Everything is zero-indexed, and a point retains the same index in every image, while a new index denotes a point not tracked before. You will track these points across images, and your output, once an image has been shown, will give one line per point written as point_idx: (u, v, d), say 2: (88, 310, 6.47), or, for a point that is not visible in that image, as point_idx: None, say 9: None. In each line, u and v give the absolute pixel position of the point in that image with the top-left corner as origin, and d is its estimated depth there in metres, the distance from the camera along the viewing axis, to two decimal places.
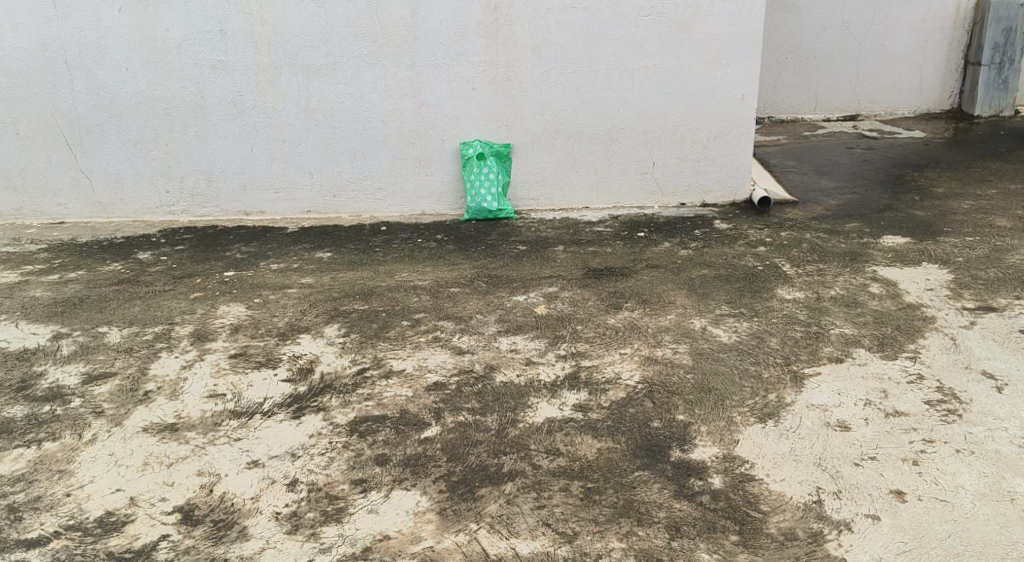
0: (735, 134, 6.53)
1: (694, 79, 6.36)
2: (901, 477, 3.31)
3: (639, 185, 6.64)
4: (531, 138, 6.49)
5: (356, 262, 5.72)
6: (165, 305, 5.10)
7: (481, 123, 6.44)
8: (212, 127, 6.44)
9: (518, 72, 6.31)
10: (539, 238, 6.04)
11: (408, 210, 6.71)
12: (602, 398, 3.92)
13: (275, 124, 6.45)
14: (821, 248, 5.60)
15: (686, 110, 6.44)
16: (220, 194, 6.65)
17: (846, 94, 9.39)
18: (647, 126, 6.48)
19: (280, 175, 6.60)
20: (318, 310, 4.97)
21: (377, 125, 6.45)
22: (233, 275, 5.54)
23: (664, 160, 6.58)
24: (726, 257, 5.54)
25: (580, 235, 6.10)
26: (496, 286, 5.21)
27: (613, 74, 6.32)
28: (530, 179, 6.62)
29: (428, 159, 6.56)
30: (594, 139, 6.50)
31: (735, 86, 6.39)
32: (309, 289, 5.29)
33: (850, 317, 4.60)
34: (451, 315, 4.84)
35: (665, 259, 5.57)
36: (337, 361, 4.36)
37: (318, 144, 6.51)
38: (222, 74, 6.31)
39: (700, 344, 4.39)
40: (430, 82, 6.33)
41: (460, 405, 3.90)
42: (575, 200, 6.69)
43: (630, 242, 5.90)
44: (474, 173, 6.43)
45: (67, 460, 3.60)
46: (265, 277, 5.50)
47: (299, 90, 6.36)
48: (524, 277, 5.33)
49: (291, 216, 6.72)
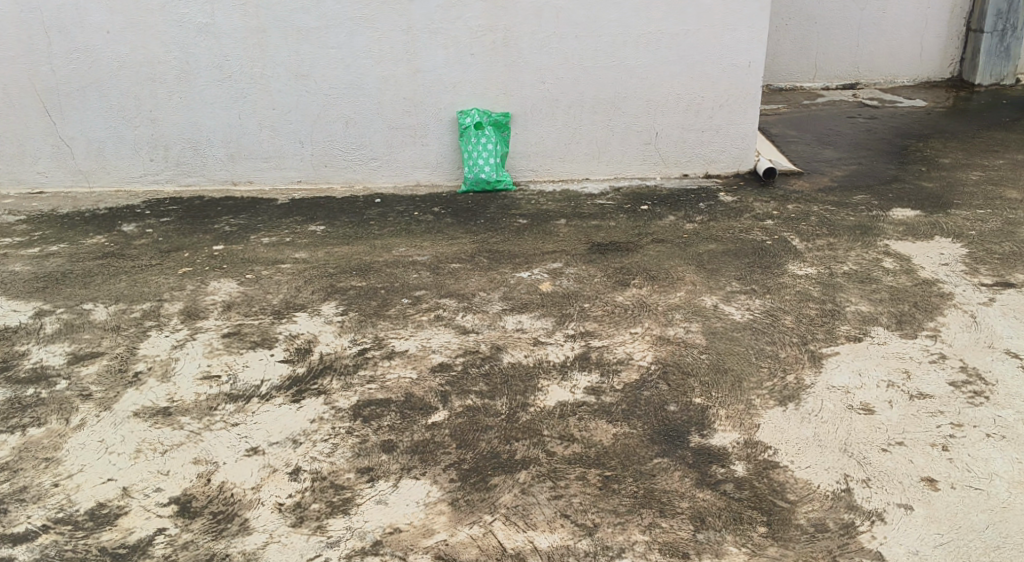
0: (741, 103, 6.34)
1: (699, 46, 6.15)
2: (931, 464, 3.20)
3: (641, 155, 6.45)
4: (530, 107, 6.28)
5: (352, 236, 5.52)
6: (153, 281, 4.88)
7: (478, 90, 6.21)
8: (198, 93, 6.18)
9: (517, 38, 6.07)
10: (539, 211, 5.87)
11: (402, 181, 6.49)
12: (615, 380, 3.78)
13: (263, 90, 6.19)
14: (831, 221, 5.44)
15: (691, 78, 6.24)
16: (206, 163, 6.39)
17: (847, 63, 9.16)
18: (650, 94, 6.27)
19: (269, 144, 6.35)
20: (314, 287, 4.78)
21: (370, 92, 6.21)
22: (223, 249, 5.32)
23: (667, 129, 6.38)
24: (734, 231, 5.39)
25: (582, 208, 5.92)
26: (499, 263, 5.03)
27: (616, 40, 6.10)
28: (528, 150, 6.40)
29: (423, 128, 6.33)
30: (595, 107, 6.29)
31: (741, 53, 6.18)
32: (303, 264, 5.09)
33: (865, 294, 4.47)
34: (453, 292, 4.69)
35: (671, 233, 5.40)
36: (336, 341, 4.19)
37: (309, 112, 6.26)
38: (207, 37, 6.03)
39: (712, 322, 4.25)
40: (426, 48, 6.09)
41: (468, 388, 3.76)
42: (574, 171, 6.50)
43: (634, 216, 5.73)
44: (472, 144, 6.20)
45: (54, 448, 3.41)
46: (256, 252, 5.29)
47: (288, 55, 6.10)
48: (526, 252, 5.17)
49: (281, 187, 6.49)
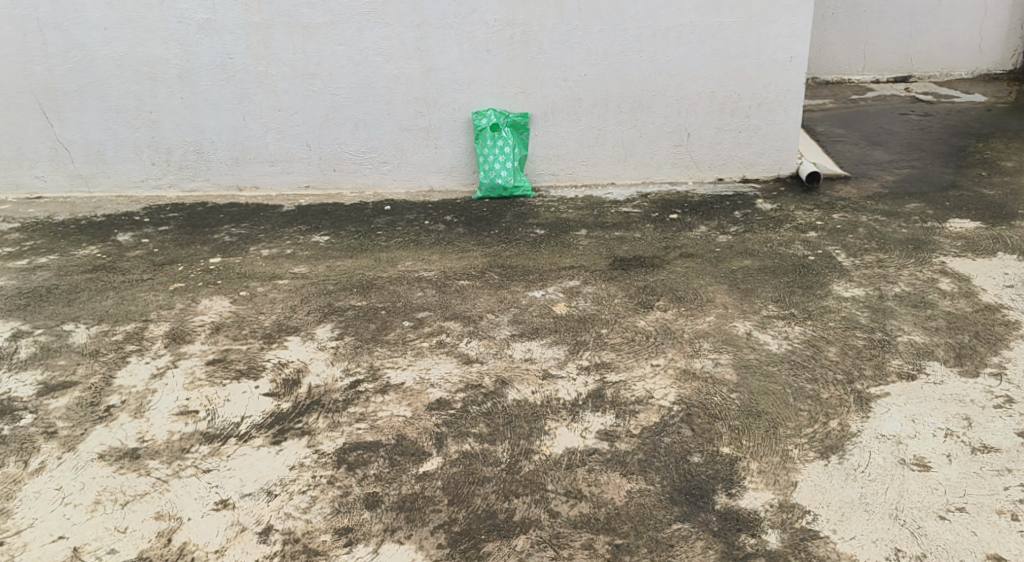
0: (781, 102, 5.84)
1: (736, 39, 5.65)
2: (998, 537, 2.74)
3: (670, 158, 5.98)
4: (551, 106, 5.84)
5: (356, 248, 5.18)
6: (141, 298, 4.55)
7: (496, 89, 5.79)
8: (200, 93, 5.85)
9: (537, 32, 5.63)
10: (558, 220, 5.48)
11: (415, 185, 6.11)
12: (632, 423, 3.35)
13: (268, 90, 5.84)
14: (880, 233, 4.94)
15: (727, 74, 5.75)
16: (210, 167, 6.07)
17: (898, 54, 8.54)
18: (681, 93, 5.80)
19: (275, 147, 6.01)
20: (311, 307, 4.43)
21: (381, 92, 5.83)
22: (219, 262, 4.99)
23: (700, 130, 5.90)
24: (771, 244, 4.91)
25: (606, 217, 5.49)
26: (510, 279, 4.70)
27: (644, 33, 5.63)
28: (549, 152, 5.97)
29: (437, 129, 5.94)
30: (621, 107, 5.84)
31: (782, 47, 5.68)
32: (301, 280, 4.76)
33: (918, 321, 3.97)
34: (459, 314, 4.33)
35: (701, 246, 4.97)
36: (327, 372, 3.82)
37: (316, 113, 5.90)
38: (209, 34, 5.69)
39: (744, 354, 3.80)
40: (439, 44, 5.68)
41: (467, 430, 3.36)
42: (598, 175, 6.05)
43: (661, 226, 5.31)
44: (488, 147, 5.82)
45: (7, 497, 3.10)
46: (254, 265, 4.96)
47: (294, 52, 5.74)
48: (541, 268, 4.81)
49: (288, 192, 6.15)
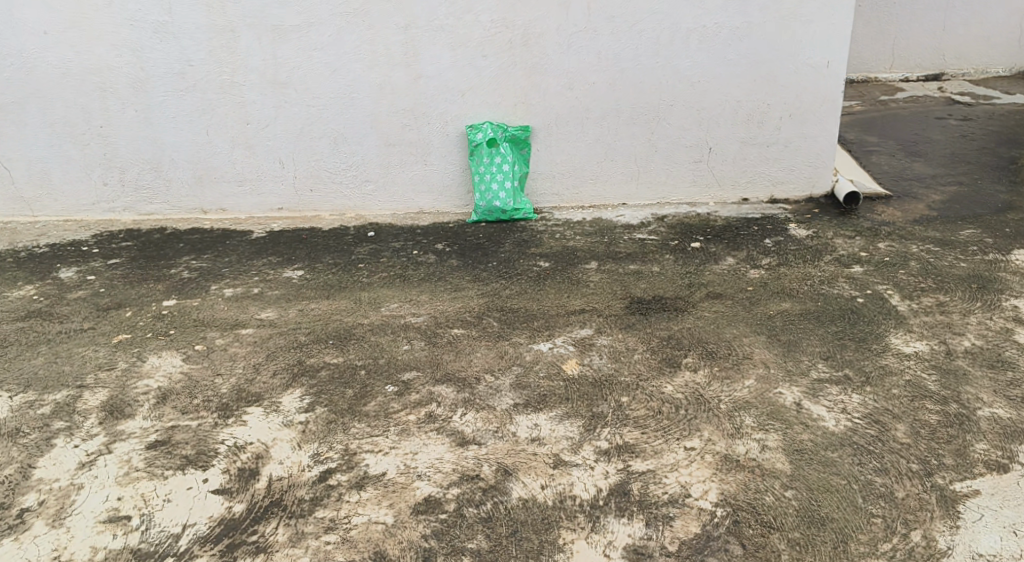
0: (816, 112, 5.16)
1: (766, 41, 4.98)
2: None
3: (690, 175, 5.32)
4: (556, 119, 5.17)
5: (334, 286, 4.52)
6: (78, 354, 3.88)
7: (492, 99, 5.11)
8: (157, 105, 5.16)
9: (540, 35, 4.95)
10: (564, 250, 4.84)
11: (402, 207, 5.44)
12: (666, 535, 2.76)
13: (235, 102, 5.15)
14: (936, 268, 4.29)
15: (755, 81, 5.08)
16: (170, 187, 5.38)
17: (929, 49, 7.86)
18: (703, 102, 5.13)
19: (244, 165, 5.33)
20: (277, 366, 3.76)
21: (362, 104, 5.15)
22: (173, 306, 4.31)
23: (723, 144, 5.24)
24: (811, 282, 4.30)
25: (618, 247, 4.86)
26: (510, 326, 4.05)
27: (662, 36, 4.96)
28: (553, 169, 5.31)
29: (426, 145, 5.26)
30: (635, 119, 5.17)
31: (818, 50, 5.01)
32: (268, 329, 4.09)
33: (999, 389, 3.34)
34: (452, 374, 3.67)
35: (731, 285, 4.34)
36: (293, 457, 3.15)
37: (290, 127, 5.22)
38: (165, 38, 4.99)
39: (796, 434, 3.15)
40: (428, 49, 4.99)
41: (462, 544, 2.76)
42: (608, 195, 5.39)
43: (682, 257, 4.68)
44: (483, 164, 5.18)
45: None
46: (214, 309, 4.29)
47: (263, 59, 5.04)
48: (547, 313, 4.16)
49: (259, 215, 5.47)
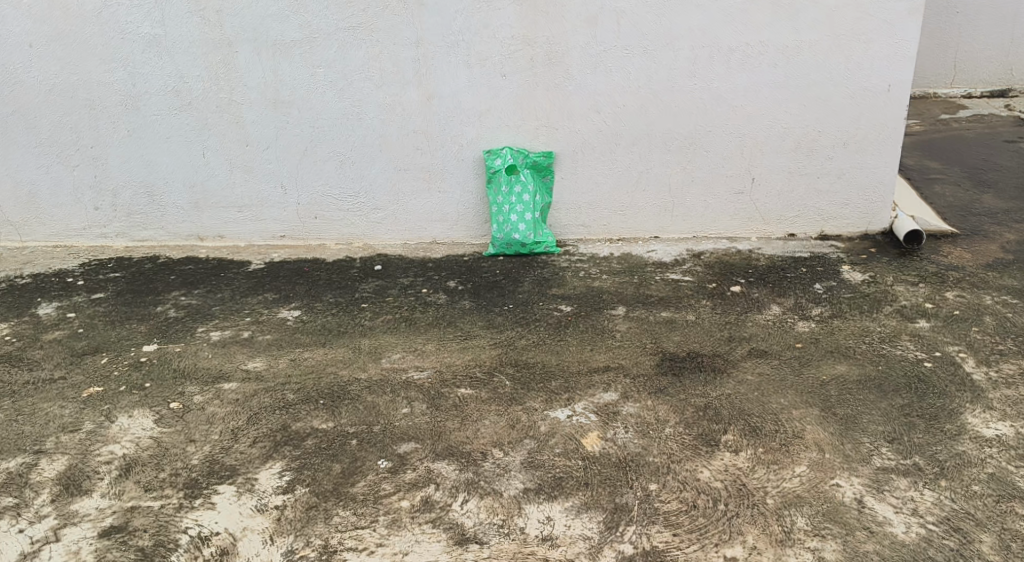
0: (875, 140, 4.61)
1: (818, 62, 4.46)
2: None
3: (730, 207, 4.80)
4: (582, 144, 4.69)
5: (333, 331, 4.09)
6: (42, 412, 3.48)
7: (513, 122, 4.65)
8: (150, 125, 4.76)
9: (565, 53, 4.49)
10: (589, 292, 4.36)
11: (413, 237, 4.99)
12: None
13: (232, 122, 4.74)
14: (1016, 327, 3.78)
15: (805, 106, 4.56)
16: (165, 212, 4.98)
17: (995, 62, 7.24)
18: (746, 128, 4.61)
19: (243, 189, 4.91)
20: (258, 432, 3.32)
21: (370, 125, 4.71)
22: (154, 352, 3.90)
23: (769, 173, 4.71)
24: (870, 340, 3.80)
25: (649, 289, 4.37)
26: (524, 387, 3.58)
27: (701, 55, 4.47)
28: (579, 199, 4.83)
29: (440, 170, 4.80)
30: (670, 145, 4.67)
31: (877, 72, 4.47)
32: (254, 383, 3.66)
33: None
34: (455, 447, 3.21)
35: (777, 340, 3.84)
36: (264, 555, 2.73)
37: (292, 149, 4.79)
38: (158, 53, 4.60)
39: (858, 544, 2.66)
40: (443, 67, 4.55)
41: None
42: (639, 227, 4.89)
43: (722, 303, 4.18)
44: (502, 194, 4.72)
45: None
46: (197, 357, 3.86)
47: (263, 76, 4.63)
48: (568, 370, 3.68)
49: (259, 243, 5.05)
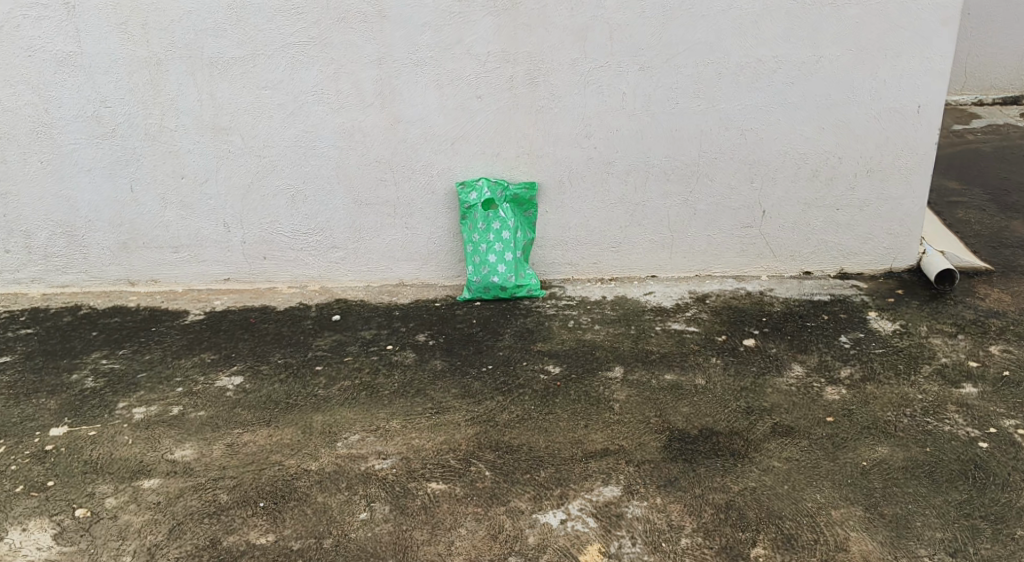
0: (901, 167, 4.06)
1: (838, 79, 3.90)
2: None
3: (738, 243, 4.23)
4: (569, 174, 4.10)
5: (280, 403, 3.46)
6: None
7: (490, 149, 4.05)
8: (67, 155, 4.10)
9: (549, 71, 3.90)
10: (580, 348, 3.77)
11: (377, 278, 4.37)
12: None
13: (164, 151, 4.09)
14: None
15: (824, 129, 3.99)
16: (88, 254, 4.32)
17: (1010, 68, 6.79)
18: (756, 154, 4.04)
19: (179, 227, 4.26)
20: (180, 552, 2.70)
21: (326, 154, 4.08)
22: (62, 438, 3.25)
23: (781, 205, 4.14)
24: (911, 411, 3.24)
25: (649, 343, 3.78)
26: (508, 480, 2.98)
27: (705, 73, 3.89)
28: (566, 235, 4.24)
29: (407, 205, 4.18)
30: (669, 174, 4.09)
31: (906, 92, 3.92)
32: (181, 479, 3.03)
33: None
34: None
35: (804, 412, 3.27)
36: None
37: (234, 182, 4.15)
38: (73, 73, 3.94)
39: None
40: (408, 88, 3.94)
41: None
42: (634, 266, 4.30)
43: (735, 361, 3.61)
44: (477, 231, 4.11)
45: None
46: (114, 444, 3.22)
47: (198, 99, 3.99)
48: (560, 455, 3.09)
49: (200, 287, 4.40)
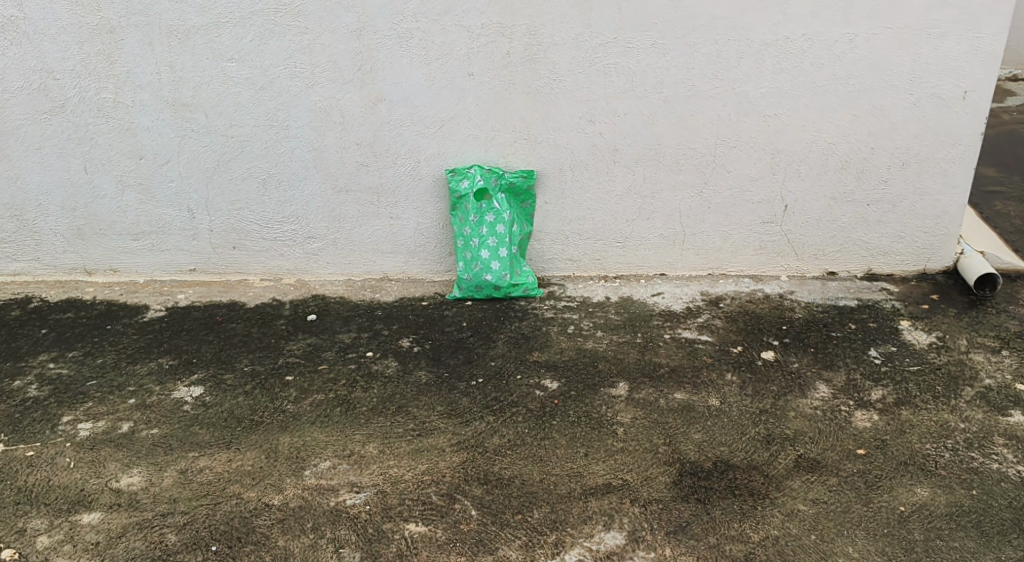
0: (941, 159, 3.64)
1: (876, 61, 3.47)
2: None
3: (756, 240, 3.83)
4: (571, 161, 3.68)
5: (244, 420, 3.09)
6: None
7: (483, 133, 3.63)
8: (13, 132, 3.68)
9: (550, 47, 3.46)
10: (580, 358, 3.38)
11: (358, 272, 3.97)
12: None
13: (120, 129, 3.67)
14: None
15: (857, 116, 3.57)
16: (40, 241, 3.92)
17: None
18: (779, 142, 3.62)
19: (139, 213, 3.85)
20: None
21: (300, 136, 3.66)
22: None
23: (806, 199, 3.73)
24: (954, 443, 2.87)
25: (658, 354, 3.40)
26: (497, 521, 2.62)
27: (726, 51, 3.46)
28: (567, 228, 3.83)
29: (391, 192, 3.77)
30: (682, 164, 3.67)
31: (950, 75, 3.48)
32: (124, 515, 2.67)
33: None
34: None
35: (832, 441, 2.90)
36: None
37: (199, 164, 3.73)
38: (16, 40, 3.51)
39: None
40: (392, 63, 3.51)
41: None
42: (642, 262, 3.91)
43: (754, 378, 3.23)
44: (468, 223, 3.71)
45: None
46: (52, 469, 2.85)
47: (156, 71, 3.55)
48: (556, 491, 2.73)
49: (164, 278, 4.01)
